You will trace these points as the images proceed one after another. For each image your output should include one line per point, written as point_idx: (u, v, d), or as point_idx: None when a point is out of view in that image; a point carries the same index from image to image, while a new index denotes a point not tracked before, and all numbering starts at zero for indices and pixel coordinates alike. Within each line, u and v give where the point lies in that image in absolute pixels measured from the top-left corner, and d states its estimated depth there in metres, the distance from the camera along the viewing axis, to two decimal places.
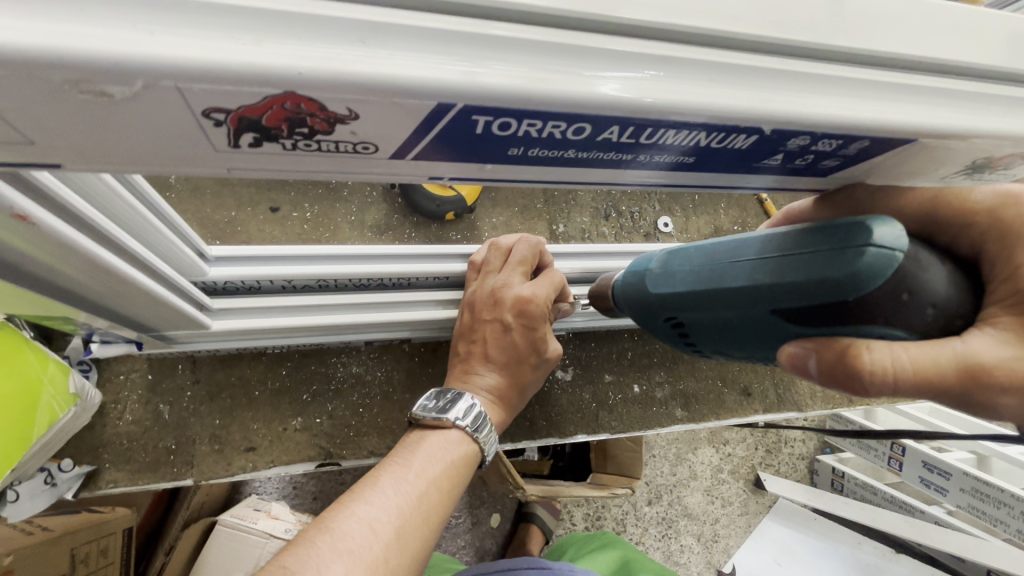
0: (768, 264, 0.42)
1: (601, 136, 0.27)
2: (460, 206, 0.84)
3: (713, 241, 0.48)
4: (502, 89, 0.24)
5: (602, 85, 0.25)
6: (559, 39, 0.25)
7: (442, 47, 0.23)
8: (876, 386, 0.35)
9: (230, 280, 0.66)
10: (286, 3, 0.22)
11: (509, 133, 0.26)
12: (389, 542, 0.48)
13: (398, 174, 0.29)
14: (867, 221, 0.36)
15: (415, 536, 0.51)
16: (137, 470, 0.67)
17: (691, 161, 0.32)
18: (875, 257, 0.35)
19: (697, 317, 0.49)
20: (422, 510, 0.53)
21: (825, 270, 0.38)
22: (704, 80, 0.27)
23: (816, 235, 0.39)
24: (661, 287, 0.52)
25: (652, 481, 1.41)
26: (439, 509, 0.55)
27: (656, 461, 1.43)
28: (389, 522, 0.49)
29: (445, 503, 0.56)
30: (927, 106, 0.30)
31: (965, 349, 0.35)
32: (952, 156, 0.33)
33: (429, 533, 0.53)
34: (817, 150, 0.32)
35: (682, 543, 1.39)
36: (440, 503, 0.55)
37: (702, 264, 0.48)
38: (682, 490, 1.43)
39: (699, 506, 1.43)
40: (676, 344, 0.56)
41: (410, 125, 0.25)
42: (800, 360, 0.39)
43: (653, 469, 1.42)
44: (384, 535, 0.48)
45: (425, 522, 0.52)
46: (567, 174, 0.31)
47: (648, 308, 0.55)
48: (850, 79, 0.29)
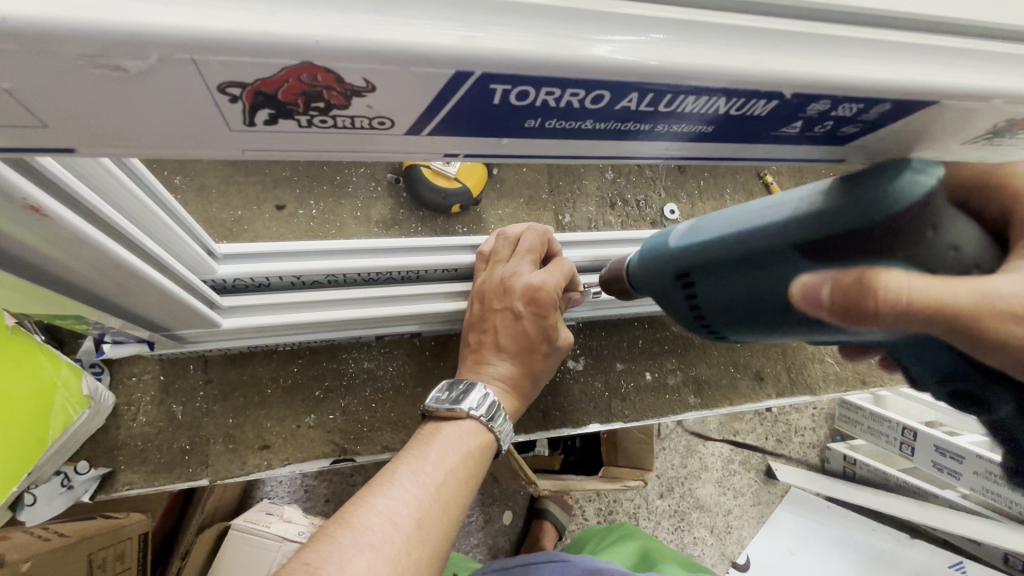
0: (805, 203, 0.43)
1: (619, 105, 0.27)
2: (467, 198, 0.83)
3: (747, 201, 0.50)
4: (519, 56, 0.23)
5: (598, 48, 0.24)
6: (572, 5, 0.25)
7: (454, 13, 0.23)
8: (895, 312, 0.34)
9: (238, 278, 0.65)
10: None
11: (526, 104, 0.26)
12: (410, 534, 0.48)
13: (409, 152, 0.29)
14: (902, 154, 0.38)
15: (435, 527, 0.50)
16: (152, 471, 0.67)
17: (710, 131, 0.31)
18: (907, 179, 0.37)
19: (723, 272, 0.50)
20: (441, 502, 0.52)
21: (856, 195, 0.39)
22: (726, 45, 0.27)
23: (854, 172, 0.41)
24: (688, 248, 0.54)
25: (662, 474, 1.42)
26: (458, 501, 0.54)
27: (667, 454, 1.43)
28: (409, 514, 0.49)
29: (463, 493, 0.55)
30: (949, 67, 0.30)
31: (982, 283, 0.35)
32: (975, 118, 0.32)
33: (449, 524, 0.52)
34: (836, 116, 0.31)
35: (695, 536, 1.40)
36: (458, 494, 0.54)
37: (734, 219, 0.50)
38: (694, 482, 1.43)
39: (711, 497, 1.43)
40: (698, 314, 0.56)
41: (425, 97, 0.24)
42: (813, 291, 0.38)
43: (664, 461, 1.42)
44: (404, 527, 0.48)
45: (444, 513, 0.52)
46: (581, 149, 0.31)
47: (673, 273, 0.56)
48: (867, 41, 0.29)
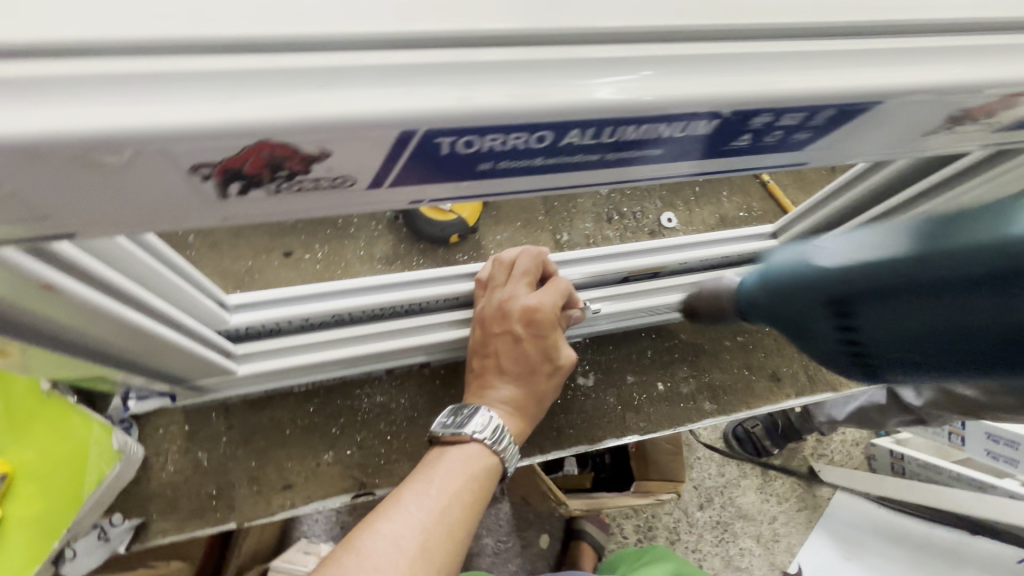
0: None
1: (563, 141, 0.29)
2: (463, 227, 0.85)
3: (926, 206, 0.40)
4: (463, 111, 0.25)
5: (600, 92, 0.27)
6: (515, 56, 0.26)
7: (402, 79, 0.25)
8: None
9: (252, 325, 0.68)
10: (252, 61, 0.23)
11: (474, 150, 0.28)
12: (415, 559, 0.50)
13: (380, 203, 0.31)
14: None
15: (439, 551, 0.52)
16: (183, 519, 0.69)
17: (659, 153, 0.32)
18: None
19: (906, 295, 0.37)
20: (446, 526, 0.54)
21: None
22: (662, 71, 0.28)
23: None
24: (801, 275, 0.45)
25: (700, 484, 1.39)
26: (465, 524, 0.56)
27: (702, 463, 1.41)
28: (412, 538, 0.51)
29: (470, 516, 0.57)
30: (876, 69, 0.31)
31: None
32: (910, 108, 0.34)
33: (457, 548, 0.54)
34: (783, 126, 0.32)
35: (740, 547, 1.37)
36: (465, 518, 0.56)
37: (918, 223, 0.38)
38: (732, 491, 1.40)
39: (754, 505, 1.40)
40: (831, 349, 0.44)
41: (380, 155, 0.26)
42: None
43: (699, 471, 1.41)
44: (408, 552, 0.50)
45: (450, 537, 0.53)
46: (541, 182, 0.33)
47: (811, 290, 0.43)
48: (799, 53, 0.30)
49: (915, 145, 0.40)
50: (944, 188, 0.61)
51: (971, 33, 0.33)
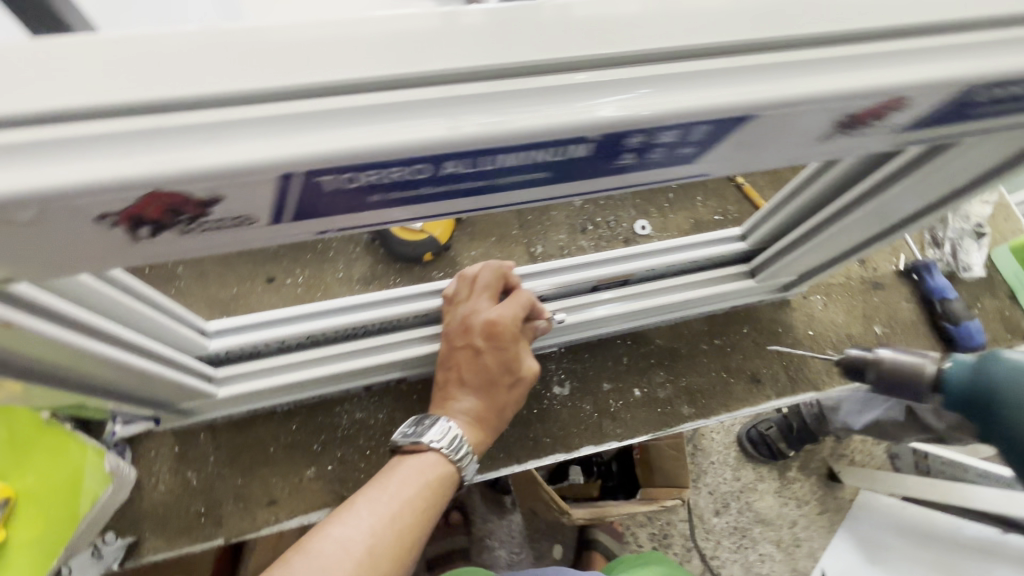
0: None
1: (444, 170, 0.31)
2: (435, 245, 0.88)
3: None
4: (335, 152, 0.28)
5: (564, 116, 0.30)
6: (388, 98, 0.28)
7: (279, 126, 0.27)
8: None
9: (231, 349, 0.72)
10: (136, 121, 0.26)
11: (358, 184, 0.30)
12: (361, 559, 0.55)
13: (289, 235, 0.34)
14: None
15: (386, 553, 0.57)
16: (174, 536, 0.73)
17: (547, 175, 0.35)
18: None
19: None
20: (394, 529, 0.59)
21: None
22: (531, 103, 0.30)
23: None
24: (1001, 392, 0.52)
25: (716, 490, 1.43)
26: (414, 528, 0.61)
27: (718, 468, 1.44)
28: (360, 541, 0.56)
29: (420, 521, 0.61)
30: (749, 84, 0.33)
31: None
32: (790, 113, 0.35)
33: (405, 549, 0.59)
34: (663, 142, 0.34)
35: (761, 553, 1.39)
36: (415, 523, 0.61)
37: None
38: (750, 496, 1.43)
39: (772, 509, 1.42)
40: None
41: (270, 194, 0.29)
42: None
43: (716, 477, 1.44)
44: (355, 553, 0.56)
45: (397, 540, 0.59)
46: (440, 207, 0.35)
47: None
48: (674, 74, 0.32)
49: (816, 150, 0.41)
50: (888, 184, 0.61)
51: (850, 43, 0.34)
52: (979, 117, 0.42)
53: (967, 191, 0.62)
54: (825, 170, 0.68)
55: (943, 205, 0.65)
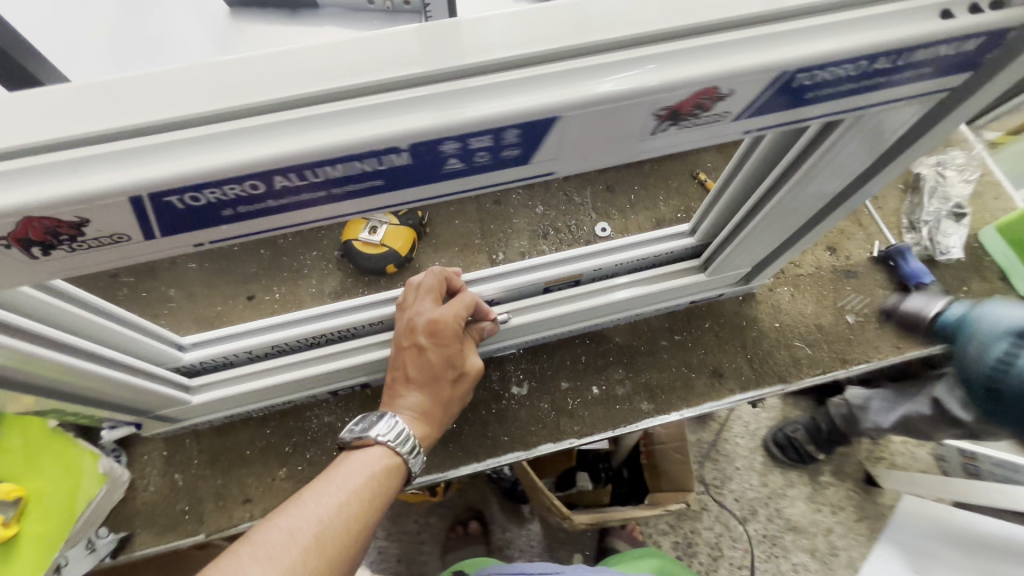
0: None
1: (277, 185, 0.36)
2: (397, 258, 0.94)
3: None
4: (167, 176, 0.33)
5: (414, 120, 0.35)
6: (213, 129, 0.34)
7: (120, 159, 0.33)
8: None
9: (205, 360, 0.80)
10: (9, 163, 0.33)
11: (204, 203, 0.36)
12: (308, 546, 0.59)
13: (169, 249, 0.40)
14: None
15: (334, 540, 0.61)
16: (161, 531, 0.81)
17: (381, 184, 0.39)
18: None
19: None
20: (341, 518, 0.63)
21: None
22: (338, 122, 0.35)
23: None
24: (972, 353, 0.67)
25: (742, 497, 1.49)
26: (361, 517, 0.64)
27: (744, 475, 1.50)
28: (308, 529, 0.60)
29: (366, 509, 0.65)
30: (541, 91, 0.37)
31: None
32: (591, 112, 0.38)
33: (353, 535, 0.62)
34: (482, 147, 0.38)
35: (794, 561, 1.42)
36: (362, 512, 0.64)
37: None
38: (779, 502, 1.47)
39: (804, 516, 1.45)
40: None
41: (129, 216, 0.35)
42: None
43: (742, 483, 1.50)
44: (303, 540, 0.59)
45: (346, 528, 0.62)
46: (297, 218, 0.41)
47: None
48: (473, 88, 0.36)
49: (653, 144, 0.44)
50: (791, 171, 0.62)
51: (636, 48, 0.38)
52: (815, 99, 0.44)
53: (877, 170, 0.62)
54: (741, 161, 0.69)
55: (859, 186, 0.65)
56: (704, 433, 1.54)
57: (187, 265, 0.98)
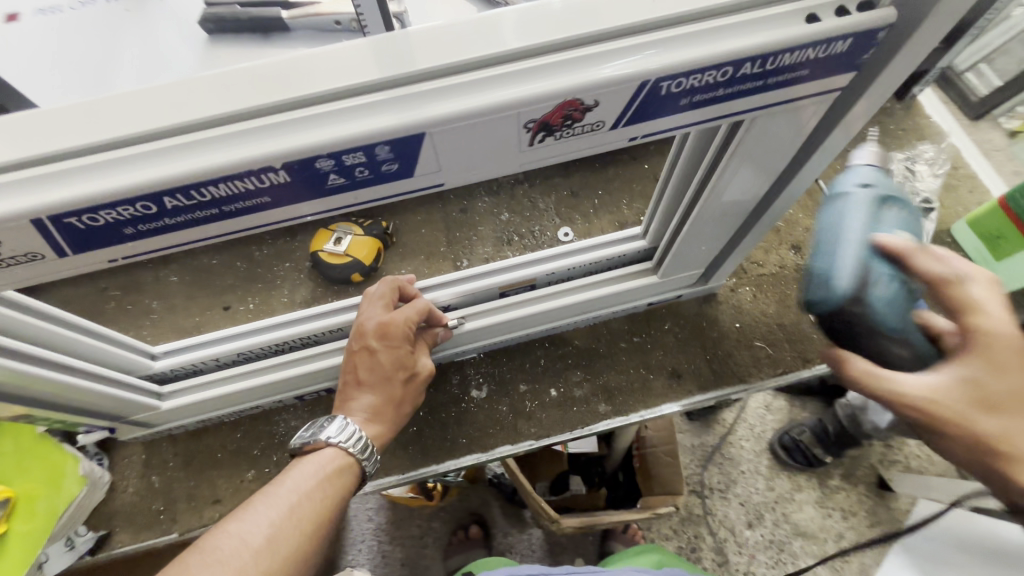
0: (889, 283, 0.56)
1: (168, 205, 0.40)
2: (362, 266, 0.98)
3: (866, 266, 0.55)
4: (60, 201, 0.37)
5: (289, 142, 0.38)
6: (101, 157, 0.38)
7: (17, 187, 0.37)
8: None
9: (175, 368, 0.85)
10: None
11: (103, 223, 0.40)
12: (260, 549, 0.60)
13: (85, 265, 0.44)
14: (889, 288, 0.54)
15: (287, 541, 0.62)
16: (137, 530, 0.86)
17: (270, 199, 0.42)
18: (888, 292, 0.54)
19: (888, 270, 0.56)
20: (293, 519, 0.65)
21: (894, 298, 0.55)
22: (213, 147, 0.38)
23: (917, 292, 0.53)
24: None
25: (749, 501, 1.52)
26: (315, 516, 0.66)
27: (749, 478, 1.54)
28: (260, 533, 0.62)
29: (320, 509, 0.67)
30: (407, 110, 0.39)
31: None
32: (459, 128, 0.41)
33: (306, 535, 0.64)
34: (358, 163, 0.41)
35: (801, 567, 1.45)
36: (315, 512, 0.66)
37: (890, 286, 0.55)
38: (787, 506, 1.50)
39: (812, 521, 1.49)
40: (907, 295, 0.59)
41: (36, 237, 0.39)
42: None
43: (748, 488, 1.53)
44: (255, 544, 0.61)
45: (298, 529, 0.64)
46: (199, 233, 0.44)
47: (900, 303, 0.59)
48: (342, 110, 0.39)
49: (534, 153, 0.46)
50: (711, 173, 0.63)
51: (499, 65, 0.40)
52: (693, 105, 0.46)
53: (800, 170, 0.63)
54: (673, 164, 0.70)
55: (785, 184, 0.65)
56: (709, 437, 1.58)
57: (168, 278, 1.04)
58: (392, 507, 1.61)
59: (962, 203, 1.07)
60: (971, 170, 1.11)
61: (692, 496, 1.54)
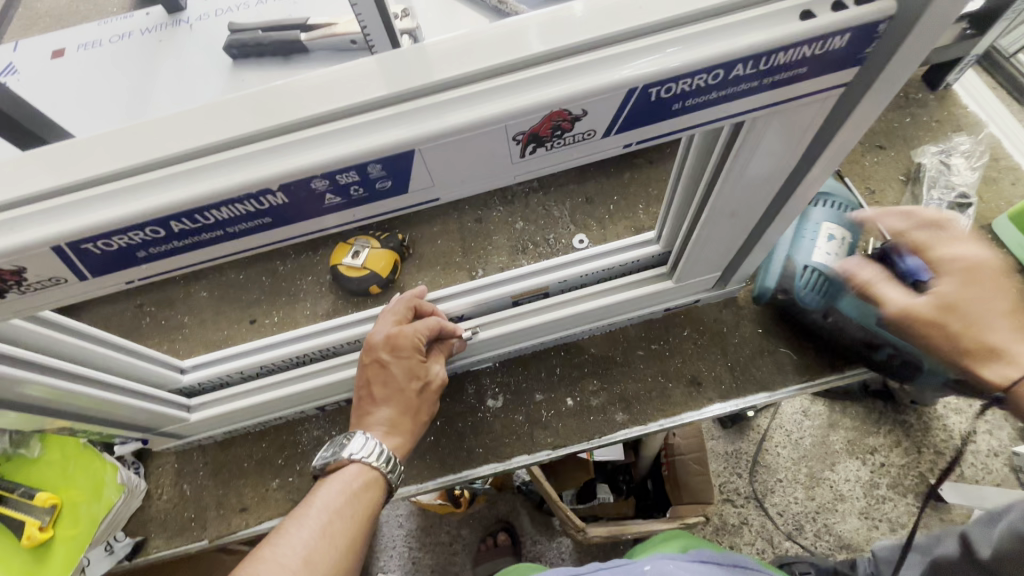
0: (813, 282, 0.85)
1: (175, 228, 0.42)
2: (378, 278, 1.00)
3: (792, 273, 0.86)
4: (76, 230, 0.40)
5: (283, 165, 0.40)
6: (112, 187, 0.40)
7: (37, 218, 0.40)
8: None
9: (203, 381, 0.88)
10: None
11: (117, 248, 0.42)
12: (297, 570, 0.62)
13: (106, 287, 0.47)
14: (803, 289, 0.85)
15: (323, 560, 0.64)
16: (171, 536, 0.90)
17: (271, 220, 0.44)
18: (800, 288, 0.85)
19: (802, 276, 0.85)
20: (327, 537, 0.66)
21: (815, 290, 0.85)
22: (215, 172, 0.40)
23: (818, 287, 0.85)
24: (794, 278, 0.86)
25: (788, 511, 1.46)
26: (349, 534, 0.67)
27: (788, 487, 1.48)
28: (295, 555, 0.63)
29: (353, 527, 0.68)
30: (395, 128, 0.40)
31: None
32: (448, 143, 0.41)
33: (342, 553, 0.66)
34: (352, 182, 0.42)
35: None
36: (348, 529, 0.68)
37: (802, 281, 0.85)
38: (829, 516, 1.45)
39: (857, 533, 1.42)
40: (818, 296, 0.85)
41: (58, 263, 0.42)
42: None
43: (787, 497, 1.47)
44: (291, 566, 0.62)
45: (333, 547, 0.65)
46: (207, 254, 0.46)
47: (817, 295, 0.85)
48: (333, 131, 0.40)
49: (526, 164, 0.47)
50: (717, 177, 0.62)
51: (485, 81, 0.41)
52: (686, 109, 0.45)
53: (811, 168, 0.60)
54: (680, 168, 0.69)
55: (797, 184, 0.63)
56: (744, 443, 1.54)
57: (199, 293, 1.09)
58: (421, 514, 1.62)
59: (1005, 196, 1.01)
60: (1014, 161, 1.04)
61: (725, 506, 1.49)
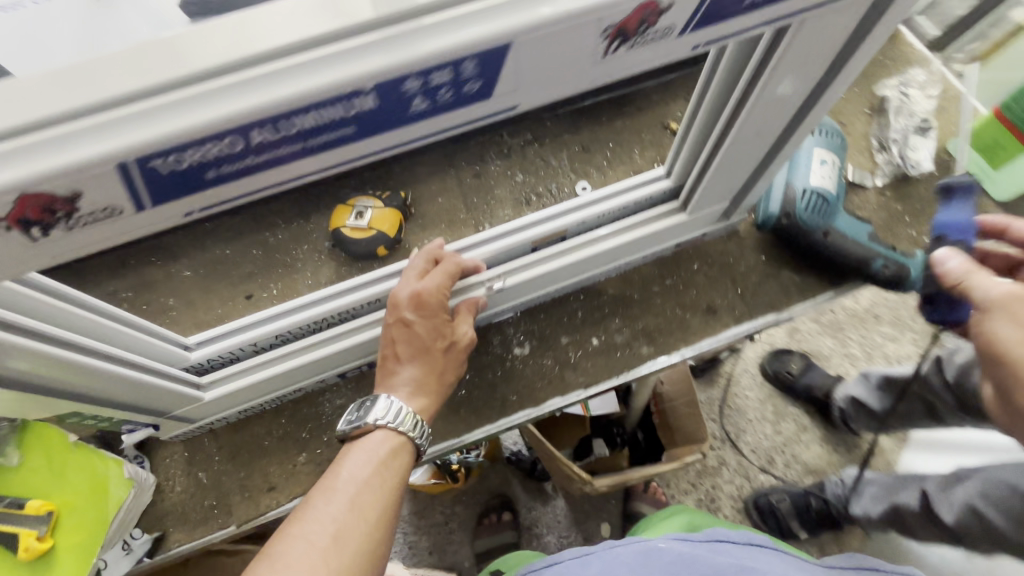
0: (812, 206, 0.90)
1: (255, 139, 0.38)
2: (385, 238, 0.96)
3: (794, 199, 0.90)
4: (147, 143, 0.35)
5: (377, 61, 0.37)
6: (183, 92, 0.35)
7: (97, 130, 0.34)
8: None
9: (212, 356, 0.81)
10: None
11: (188, 165, 0.38)
12: (327, 546, 0.60)
13: (164, 220, 0.43)
14: (805, 213, 0.90)
15: (352, 534, 0.62)
16: (193, 527, 0.84)
17: (353, 129, 0.41)
18: (804, 212, 0.90)
19: (804, 201, 0.90)
20: (356, 510, 0.64)
21: (814, 213, 0.90)
22: (301, 73, 0.36)
23: (816, 211, 0.90)
24: (795, 203, 0.90)
25: (758, 448, 1.57)
26: (376, 505, 0.65)
27: (757, 425, 1.59)
28: (324, 531, 0.61)
29: (382, 497, 0.66)
30: (493, 19, 0.38)
31: None
32: (544, 35, 0.40)
33: (372, 527, 0.64)
34: (443, 82, 0.40)
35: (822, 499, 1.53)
36: (377, 500, 0.66)
37: (804, 205, 0.90)
38: (794, 447, 1.57)
39: (819, 458, 1.56)
40: (818, 219, 0.90)
41: (121, 186, 0.37)
42: None
43: (757, 434, 1.59)
44: (322, 543, 0.60)
45: (362, 520, 0.63)
46: (278, 175, 0.43)
47: (815, 218, 0.91)
48: (428, 24, 0.38)
49: (606, 66, 0.46)
50: (745, 94, 0.64)
51: None
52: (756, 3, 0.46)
53: (831, 82, 0.64)
54: (705, 91, 0.71)
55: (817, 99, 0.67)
56: (714, 391, 1.63)
57: (181, 273, 1.00)
58: (414, 498, 1.60)
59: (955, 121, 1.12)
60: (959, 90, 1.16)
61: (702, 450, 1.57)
